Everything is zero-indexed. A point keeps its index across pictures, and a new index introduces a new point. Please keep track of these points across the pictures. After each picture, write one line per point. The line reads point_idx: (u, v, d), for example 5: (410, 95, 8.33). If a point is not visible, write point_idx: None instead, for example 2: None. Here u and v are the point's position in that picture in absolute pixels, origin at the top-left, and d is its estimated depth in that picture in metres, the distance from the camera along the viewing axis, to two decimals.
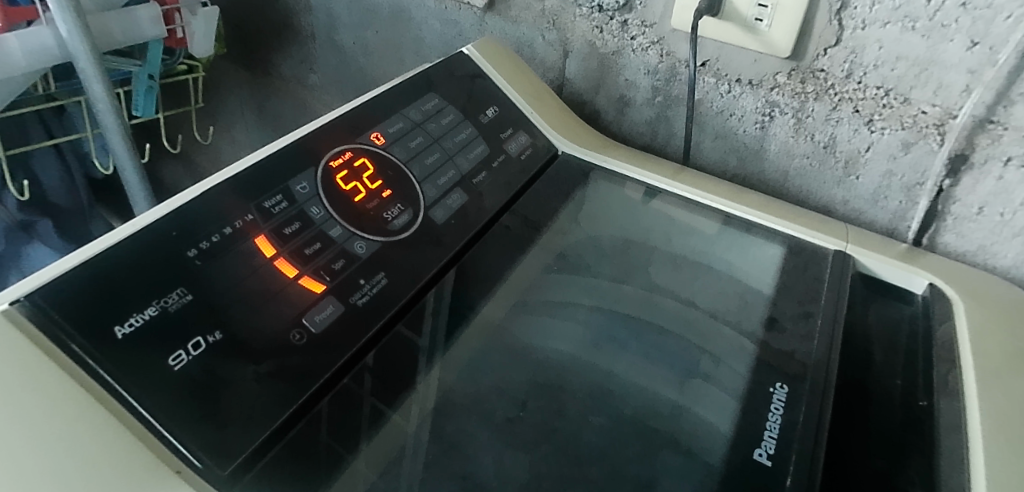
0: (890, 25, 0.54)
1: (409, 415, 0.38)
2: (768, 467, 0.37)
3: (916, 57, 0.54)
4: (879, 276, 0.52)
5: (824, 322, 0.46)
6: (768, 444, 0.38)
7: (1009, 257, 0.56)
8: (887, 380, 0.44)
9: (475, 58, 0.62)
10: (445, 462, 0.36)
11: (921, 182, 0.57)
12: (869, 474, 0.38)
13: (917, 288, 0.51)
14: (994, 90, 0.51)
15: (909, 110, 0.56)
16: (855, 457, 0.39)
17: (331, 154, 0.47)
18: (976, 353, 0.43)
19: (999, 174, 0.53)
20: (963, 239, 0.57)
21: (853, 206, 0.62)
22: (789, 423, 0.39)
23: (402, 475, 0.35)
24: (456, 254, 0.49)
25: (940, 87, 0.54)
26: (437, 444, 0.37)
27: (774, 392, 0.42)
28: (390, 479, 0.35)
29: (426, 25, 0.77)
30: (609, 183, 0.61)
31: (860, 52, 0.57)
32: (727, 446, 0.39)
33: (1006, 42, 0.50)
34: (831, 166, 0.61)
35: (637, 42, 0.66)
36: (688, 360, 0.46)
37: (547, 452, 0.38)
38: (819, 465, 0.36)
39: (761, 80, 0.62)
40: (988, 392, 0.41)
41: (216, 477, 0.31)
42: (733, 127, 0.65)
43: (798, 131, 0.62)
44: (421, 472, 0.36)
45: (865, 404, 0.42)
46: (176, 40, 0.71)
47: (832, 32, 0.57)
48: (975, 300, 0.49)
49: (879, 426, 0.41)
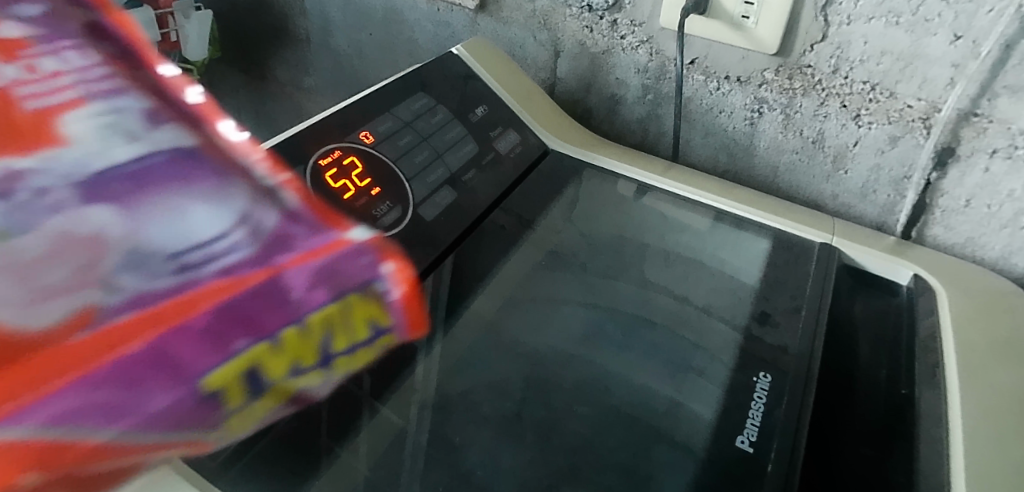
0: (874, 21, 0.55)
1: (403, 412, 0.39)
2: (751, 453, 0.38)
3: (900, 52, 0.55)
4: (867, 269, 0.53)
5: (810, 315, 0.47)
6: (750, 431, 0.39)
7: (997, 249, 0.56)
8: (873, 370, 0.45)
9: (465, 58, 0.63)
10: (431, 453, 0.37)
11: (908, 175, 0.58)
12: (853, 465, 0.38)
13: (904, 280, 0.52)
14: (978, 83, 0.52)
15: (895, 104, 0.57)
16: (841, 446, 0.39)
17: (320, 153, 0.48)
18: (960, 342, 0.44)
19: (985, 167, 0.54)
20: (951, 232, 0.58)
21: (842, 200, 0.63)
22: (772, 410, 0.40)
23: (393, 463, 0.36)
24: (445, 253, 0.49)
25: (925, 81, 0.55)
26: (423, 433, 0.38)
27: (758, 382, 0.43)
28: (377, 475, 0.35)
29: (419, 27, 0.78)
30: (600, 180, 0.62)
31: (846, 47, 0.57)
32: (710, 437, 0.40)
33: (989, 35, 0.50)
34: (819, 161, 0.62)
35: (627, 41, 0.67)
36: (676, 353, 0.47)
37: (536, 439, 0.39)
38: (800, 445, 0.38)
39: (749, 76, 0.62)
40: (972, 380, 0.41)
41: (208, 466, 0.32)
42: (722, 124, 0.66)
43: (786, 127, 0.62)
44: (405, 466, 0.36)
45: (850, 393, 0.43)
46: (171, 43, 0.73)
47: (818, 28, 0.57)
48: (960, 290, 0.50)
49: (864, 415, 0.41)
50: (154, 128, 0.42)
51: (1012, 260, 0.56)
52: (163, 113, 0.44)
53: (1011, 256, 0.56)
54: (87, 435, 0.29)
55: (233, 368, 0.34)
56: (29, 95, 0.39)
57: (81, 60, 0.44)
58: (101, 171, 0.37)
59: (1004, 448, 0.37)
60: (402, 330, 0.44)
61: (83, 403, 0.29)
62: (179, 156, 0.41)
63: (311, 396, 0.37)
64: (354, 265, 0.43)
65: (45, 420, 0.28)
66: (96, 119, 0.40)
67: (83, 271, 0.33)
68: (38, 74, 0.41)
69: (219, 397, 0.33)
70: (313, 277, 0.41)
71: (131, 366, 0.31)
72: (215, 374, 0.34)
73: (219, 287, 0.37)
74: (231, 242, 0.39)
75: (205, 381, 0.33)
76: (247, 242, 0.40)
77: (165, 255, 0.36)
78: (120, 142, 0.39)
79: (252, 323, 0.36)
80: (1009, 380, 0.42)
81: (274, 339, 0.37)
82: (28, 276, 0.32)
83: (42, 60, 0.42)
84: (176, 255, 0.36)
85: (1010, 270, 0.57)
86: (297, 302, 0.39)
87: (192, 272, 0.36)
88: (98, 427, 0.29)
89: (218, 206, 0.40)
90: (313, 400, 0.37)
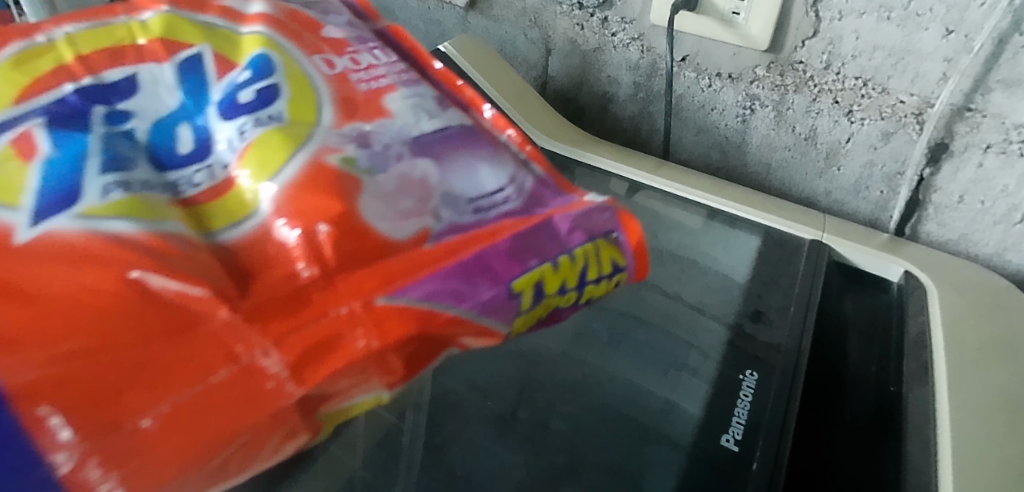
0: (866, 15, 0.54)
1: (401, 411, 0.39)
2: (735, 452, 0.38)
3: (892, 47, 0.54)
4: (857, 266, 0.52)
5: (798, 311, 0.47)
6: (735, 430, 0.39)
7: (991, 245, 0.56)
8: (863, 368, 0.45)
9: (453, 56, 0.62)
10: (425, 458, 0.38)
11: (901, 171, 0.58)
12: (840, 476, 0.38)
13: (894, 276, 0.51)
14: (971, 77, 0.51)
15: (888, 99, 0.56)
16: (825, 453, 0.40)
17: None
18: (950, 337, 0.44)
19: (979, 162, 0.54)
20: (944, 228, 0.58)
21: (835, 197, 0.63)
22: (758, 408, 0.40)
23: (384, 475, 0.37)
24: None
25: (917, 76, 0.54)
26: (417, 438, 0.39)
27: (745, 380, 0.42)
28: (368, 475, 0.37)
29: (411, 25, 0.78)
30: (592, 178, 0.61)
31: (838, 42, 0.56)
32: (695, 433, 0.40)
33: (981, 28, 0.49)
34: (811, 158, 0.62)
35: (618, 38, 0.66)
36: (664, 354, 0.46)
37: (518, 440, 0.39)
38: (784, 450, 0.37)
39: (741, 73, 0.61)
40: (962, 377, 0.41)
41: None
42: (714, 121, 0.65)
43: (778, 124, 0.62)
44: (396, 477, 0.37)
45: (839, 391, 0.43)
46: None
47: (809, 23, 0.56)
48: (952, 286, 0.49)
49: (848, 415, 0.42)
50: (444, 108, 0.41)
51: (1006, 256, 0.56)
52: (447, 100, 0.43)
53: (1005, 252, 0.56)
54: (443, 310, 0.30)
55: (533, 275, 0.33)
56: (359, 79, 0.39)
57: (388, 58, 0.43)
58: (411, 136, 0.37)
59: (991, 445, 0.37)
60: (634, 272, 0.38)
61: (439, 289, 0.30)
62: (467, 133, 0.40)
63: (569, 309, 0.37)
64: (599, 219, 0.37)
65: (422, 296, 0.29)
66: (408, 99, 0.40)
67: (421, 203, 0.33)
68: (360, 66, 0.40)
69: (516, 303, 0.32)
70: (576, 220, 0.36)
71: (471, 269, 0.31)
72: (519, 280, 0.32)
73: (539, 222, 0.35)
74: (509, 198, 0.37)
75: (514, 286, 0.32)
76: (524, 200, 0.37)
77: (466, 198, 0.35)
78: (423, 117, 0.39)
79: (544, 248, 0.34)
80: (1001, 377, 0.42)
81: (560, 260, 0.34)
82: (384, 194, 0.32)
83: (361, 54, 0.41)
84: (492, 205, 0.36)
85: (1004, 266, 0.57)
86: (571, 240, 0.35)
87: (488, 216, 0.34)
88: (450, 306, 0.30)
89: (497, 164, 0.39)
90: (566, 313, 0.37)
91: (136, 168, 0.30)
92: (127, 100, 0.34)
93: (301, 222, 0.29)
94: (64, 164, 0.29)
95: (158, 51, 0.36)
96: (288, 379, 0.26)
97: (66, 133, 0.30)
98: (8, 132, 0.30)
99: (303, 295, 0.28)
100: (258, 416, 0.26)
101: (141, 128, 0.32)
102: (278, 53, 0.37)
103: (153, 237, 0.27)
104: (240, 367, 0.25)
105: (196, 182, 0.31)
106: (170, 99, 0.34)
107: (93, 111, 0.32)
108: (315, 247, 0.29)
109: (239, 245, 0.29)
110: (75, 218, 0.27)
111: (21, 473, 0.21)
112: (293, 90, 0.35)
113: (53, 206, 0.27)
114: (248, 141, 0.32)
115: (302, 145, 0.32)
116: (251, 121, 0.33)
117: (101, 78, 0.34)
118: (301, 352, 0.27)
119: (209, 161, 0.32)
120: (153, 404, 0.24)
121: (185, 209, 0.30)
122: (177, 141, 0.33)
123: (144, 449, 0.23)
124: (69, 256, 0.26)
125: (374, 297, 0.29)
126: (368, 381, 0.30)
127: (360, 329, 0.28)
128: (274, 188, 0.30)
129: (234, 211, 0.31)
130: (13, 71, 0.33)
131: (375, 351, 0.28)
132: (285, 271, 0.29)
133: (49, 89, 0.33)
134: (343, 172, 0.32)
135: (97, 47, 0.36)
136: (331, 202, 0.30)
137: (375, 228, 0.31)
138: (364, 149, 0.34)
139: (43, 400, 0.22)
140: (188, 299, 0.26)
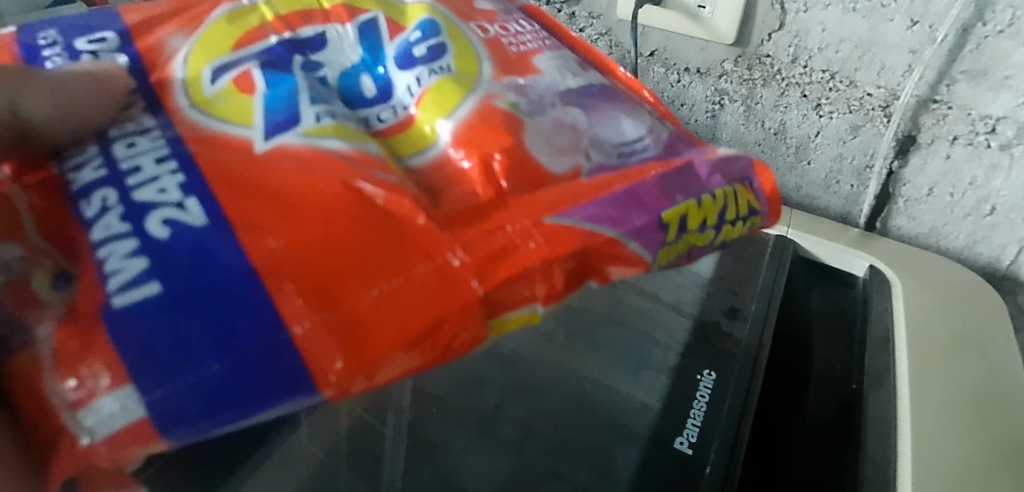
0: (831, 7, 0.53)
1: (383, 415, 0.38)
2: (689, 456, 0.36)
3: (858, 39, 0.53)
4: (821, 260, 0.52)
5: (759, 307, 0.46)
6: (690, 432, 0.37)
7: (961, 238, 0.56)
8: (828, 365, 0.44)
9: None
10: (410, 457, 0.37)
11: (869, 165, 0.57)
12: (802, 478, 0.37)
13: (859, 271, 0.51)
14: (936, 69, 0.51)
15: (855, 92, 0.55)
16: (784, 451, 0.39)
17: None
18: (913, 338, 0.43)
19: (946, 153, 0.53)
20: (915, 222, 0.58)
21: (806, 192, 0.62)
22: (713, 413, 0.38)
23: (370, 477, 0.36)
24: None
25: (883, 68, 0.53)
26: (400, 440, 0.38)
27: (701, 380, 0.40)
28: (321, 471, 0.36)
29: None
30: None
31: (804, 35, 0.55)
32: (652, 426, 0.39)
33: (945, 19, 0.49)
34: (781, 153, 0.61)
35: (586, 34, 0.65)
36: (632, 348, 0.45)
37: (469, 444, 0.38)
38: (735, 465, 0.36)
39: (709, 68, 0.61)
40: (924, 376, 0.40)
41: None
42: (684, 117, 0.64)
43: (748, 118, 0.61)
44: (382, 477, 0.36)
45: (803, 390, 0.42)
46: None
47: (774, 16, 0.56)
48: (917, 280, 0.48)
49: (811, 412, 0.41)
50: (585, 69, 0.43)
51: (975, 249, 0.56)
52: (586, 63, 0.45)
53: (975, 245, 0.56)
54: (600, 232, 0.33)
55: (678, 209, 0.35)
56: (509, 43, 0.41)
57: (531, 27, 0.44)
58: (561, 90, 0.39)
59: (949, 444, 0.37)
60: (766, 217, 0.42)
61: (598, 214, 0.33)
62: (608, 90, 0.42)
63: (706, 249, 0.40)
64: (736, 165, 0.40)
65: (582, 217, 0.32)
66: (554, 61, 0.42)
67: (572, 141, 0.37)
68: (509, 32, 0.42)
69: (663, 233, 0.35)
70: (715, 166, 0.39)
71: (623, 199, 0.34)
72: (667, 212, 0.35)
73: (681, 165, 0.38)
74: (649, 147, 0.39)
75: (663, 217, 0.35)
76: (661, 149, 0.39)
77: (610, 143, 0.38)
78: (568, 76, 0.41)
79: (688, 188, 0.37)
80: (966, 373, 0.41)
81: (703, 198, 0.37)
82: (544, 135, 0.36)
83: (510, 23, 0.43)
84: (632, 150, 0.38)
85: (974, 259, 0.57)
86: (712, 183, 0.38)
87: (630, 161, 0.37)
88: (603, 227, 0.33)
89: (637, 115, 0.41)
90: (702, 252, 0.40)
91: (333, 103, 0.34)
92: (320, 52, 0.37)
93: (472, 152, 0.34)
94: (280, 98, 0.32)
95: (340, 14, 0.38)
96: (473, 278, 0.29)
97: (276, 74, 0.33)
98: (229, 71, 0.33)
99: (480, 213, 0.32)
100: (454, 308, 0.29)
101: (333, 75, 0.36)
102: (442, 18, 0.39)
103: (358, 152, 0.31)
104: (436, 266, 0.29)
105: (383, 119, 0.36)
106: (352, 53, 0.38)
107: (294, 59, 0.35)
108: (489, 169, 0.33)
109: (426, 169, 0.34)
110: (299, 136, 0.31)
111: (266, 333, 0.25)
112: (457, 47, 0.38)
113: (279, 128, 0.31)
114: (425, 88, 0.36)
115: (470, 93, 0.36)
116: (426, 71, 0.36)
117: (298, 33, 0.36)
118: (481, 258, 0.30)
119: (393, 102, 0.36)
120: (369, 288, 0.27)
121: (378, 141, 0.35)
122: (362, 87, 0.37)
123: (364, 326, 0.27)
124: (298, 160, 0.30)
125: (542, 216, 0.32)
126: (536, 296, 0.32)
127: (531, 242, 0.31)
128: (450, 125, 0.35)
129: (416, 143, 0.35)
130: (228, 26, 0.35)
131: (543, 261, 0.31)
132: (466, 189, 0.33)
133: (259, 38, 0.35)
134: (509, 114, 0.36)
135: (291, 8, 0.37)
136: (499, 136, 0.34)
137: (537, 160, 0.35)
138: (521, 97, 0.37)
139: (277, 277, 0.25)
140: (394, 206, 0.29)
